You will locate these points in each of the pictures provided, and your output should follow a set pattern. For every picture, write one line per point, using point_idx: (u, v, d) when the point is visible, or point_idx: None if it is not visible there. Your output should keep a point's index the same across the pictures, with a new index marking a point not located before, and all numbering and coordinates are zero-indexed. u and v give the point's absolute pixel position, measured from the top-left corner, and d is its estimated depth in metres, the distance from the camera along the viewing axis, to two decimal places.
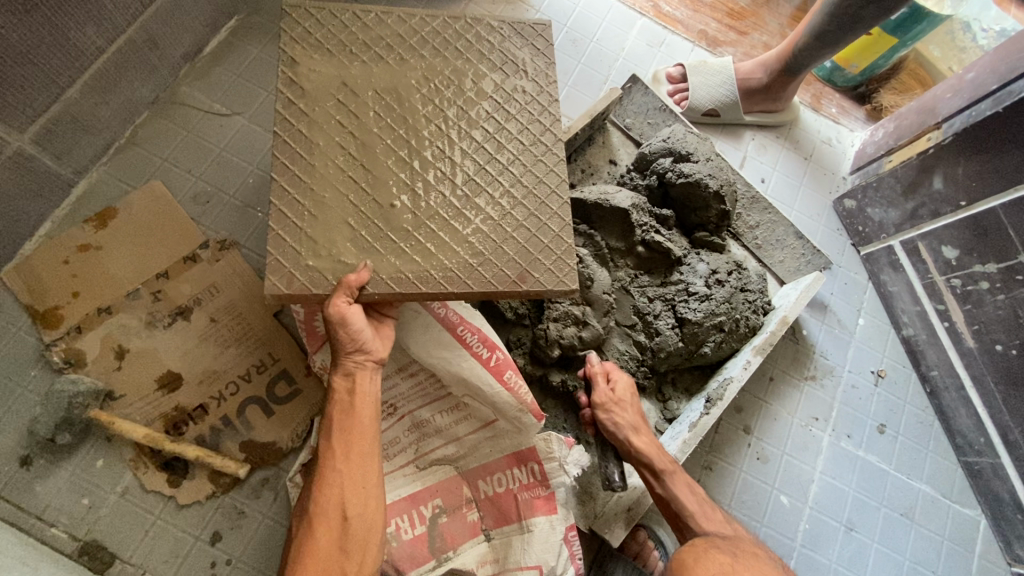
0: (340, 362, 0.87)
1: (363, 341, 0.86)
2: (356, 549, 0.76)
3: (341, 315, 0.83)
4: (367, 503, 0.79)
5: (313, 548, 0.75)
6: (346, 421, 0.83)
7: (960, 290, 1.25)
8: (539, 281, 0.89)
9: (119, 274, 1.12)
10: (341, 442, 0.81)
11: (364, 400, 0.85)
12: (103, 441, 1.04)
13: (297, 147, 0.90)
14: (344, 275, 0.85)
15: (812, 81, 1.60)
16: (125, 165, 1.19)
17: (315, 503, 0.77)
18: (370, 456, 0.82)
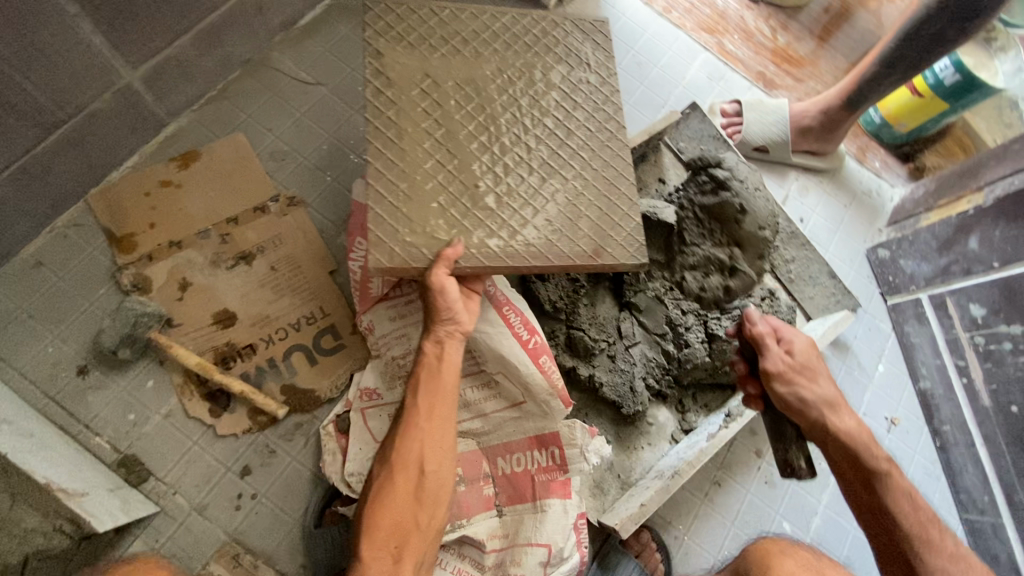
0: (431, 330, 0.94)
1: (456, 311, 0.94)
2: (429, 501, 0.86)
3: (440, 286, 0.90)
4: (442, 463, 0.88)
5: (391, 493, 0.84)
6: (432, 384, 0.91)
7: (982, 348, 1.28)
8: (613, 257, 0.98)
9: (193, 212, 1.19)
10: (426, 403, 0.89)
11: (449, 367, 0.93)
12: (157, 364, 1.10)
13: (389, 118, 0.98)
14: (439, 249, 0.92)
15: (859, 134, 1.67)
16: (213, 115, 1.27)
17: (398, 453, 0.86)
18: (448, 420, 0.90)
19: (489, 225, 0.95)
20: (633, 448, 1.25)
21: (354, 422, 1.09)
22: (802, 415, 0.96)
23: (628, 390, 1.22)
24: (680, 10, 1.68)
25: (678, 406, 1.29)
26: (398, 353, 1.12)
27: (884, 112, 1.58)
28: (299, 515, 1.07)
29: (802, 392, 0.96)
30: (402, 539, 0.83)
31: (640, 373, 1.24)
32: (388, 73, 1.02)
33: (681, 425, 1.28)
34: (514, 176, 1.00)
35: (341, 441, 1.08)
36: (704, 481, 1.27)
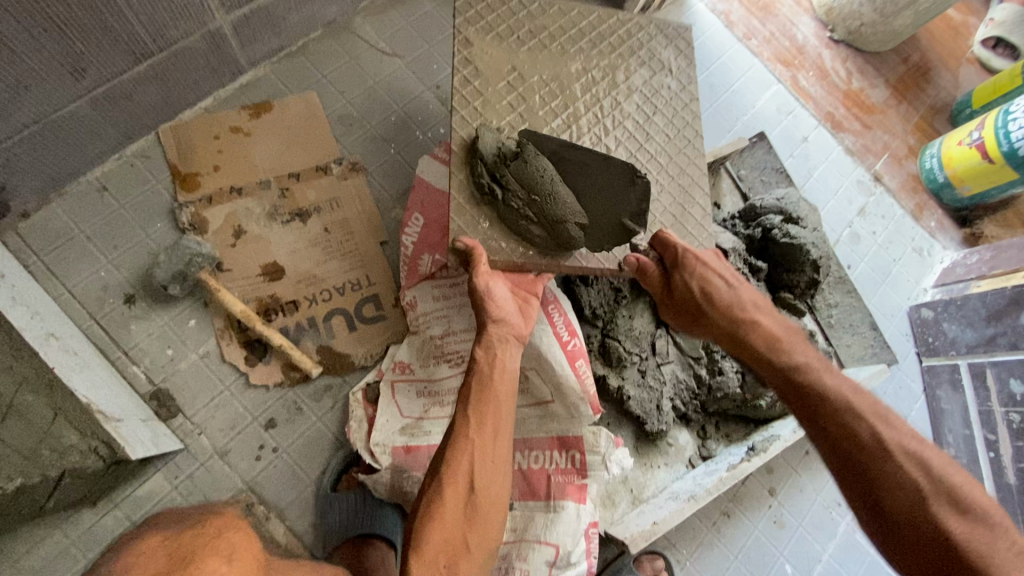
0: (485, 333, 0.87)
1: (505, 313, 0.90)
2: (481, 521, 0.73)
3: (486, 284, 0.89)
4: (496, 478, 0.75)
5: (438, 509, 0.71)
6: (483, 390, 0.80)
7: (1016, 426, 1.23)
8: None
9: (257, 162, 1.20)
10: (477, 410, 0.78)
11: (503, 373, 0.83)
12: (201, 304, 1.12)
13: (473, 102, 1.00)
14: (467, 249, 0.92)
15: (920, 190, 1.64)
16: (289, 70, 1.28)
17: (448, 464, 0.74)
18: (503, 431, 0.79)
19: (555, 239, 0.94)
20: (650, 465, 1.24)
21: (383, 393, 1.09)
22: (698, 318, 0.91)
23: (655, 407, 1.23)
24: (759, 38, 1.66)
25: (699, 431, 1.29)
26: (437, 333, 1.12)
27: (949, 172, 1.56)
28: (316, 476, 1.08)
29: (698, 282, 0.91)
30: (453, 561, 0.69)
31: (668, 393, 1.24)
32: (475, 59, 1.02)
33: (700, 452, 1.27)
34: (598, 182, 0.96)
35: (368, 410, 1.09)
36: (712, 509, 1.27)
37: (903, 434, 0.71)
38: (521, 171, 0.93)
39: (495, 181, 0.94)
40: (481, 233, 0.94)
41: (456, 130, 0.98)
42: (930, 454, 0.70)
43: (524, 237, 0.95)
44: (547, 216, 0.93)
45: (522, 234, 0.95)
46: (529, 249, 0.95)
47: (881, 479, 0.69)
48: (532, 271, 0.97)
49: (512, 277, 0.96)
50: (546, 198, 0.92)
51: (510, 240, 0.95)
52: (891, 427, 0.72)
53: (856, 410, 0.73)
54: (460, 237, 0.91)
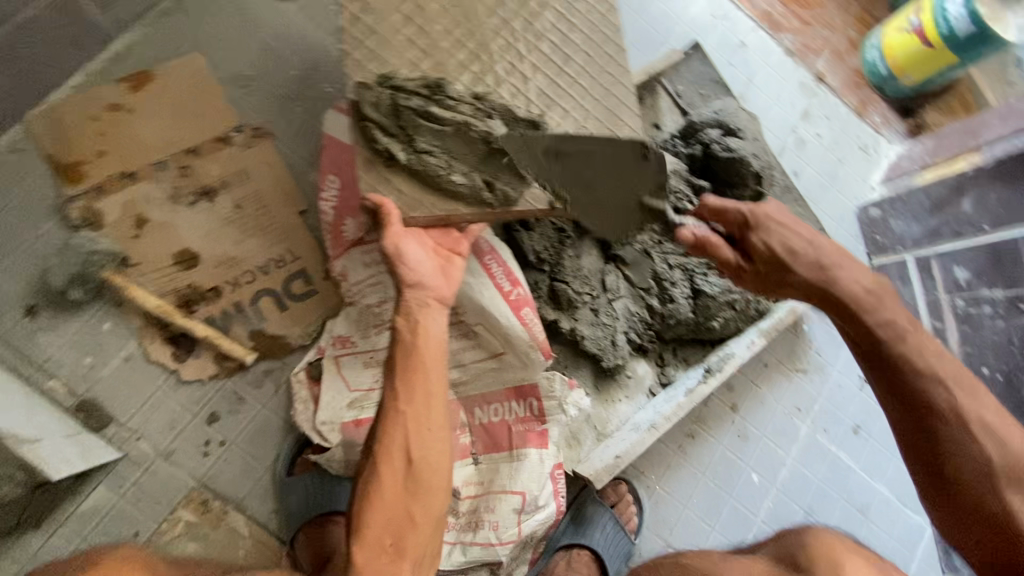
0: (403, 301, 0.82)
1: (422, 276, 0.84)
2: (423, 492, 0.72)
3: (396, 245, 0.83)
4: (434, 445, 0.73)
5: (376, 487, 0.70)
6: (408, 360, 0.77)
7: (962, 311, 1.27)
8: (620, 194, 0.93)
9: (147, 141, 1.09)
10: (402, 383, 0.74)
11: (428, 338, 0.79)
12: (113, 305, 1.03)
13: (366, 42, 0.89)
14: (379, 210, 0.84)
15: (862, 85, 1.59)
16: (165, 30, 1.14)
17: (380, 443, 0.72)
18: (435, 397, 0.75)
19: (482, 185, 0.88)
20: (611, 400, 1.25)
21: (327, 369, 1.05)
22: (789, 282, 0.85)
23: (610, 343, 1.21)
24: None
25: (658, 359, 1.28)
26: (375, 302, 1.06)
27: (890, 62, 1.50)
28: (269, 461, 1.05)
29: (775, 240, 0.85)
30: (399, 534, 0.70)
31: (622, 328, 1.22)
32: None
33: (660, 379, 1.27)
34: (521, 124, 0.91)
35: (313, 389, 1.05)
36: (678, 432, 1.28)
37: (984, 408, 0.76)
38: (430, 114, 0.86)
39: (403, 132, 0.85)
40: (394, 189, 0.86)
41: (350, 75, 0.87)
42: (987, 412, 0.76)
43: (444, 189, 0.86)
44: (471, 164, 0.87)
45: (443, 187, 0.86)
46: (448, 200, 0.87)
47: (948, 457, 0.75)
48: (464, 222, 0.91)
49: (434, 234, 0.90)
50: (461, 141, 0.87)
51: (428, 191, 0.87)
52: (973, 399, 0.77)
53: (928, 377, 0.77)
54: (370, 197, 0.84)
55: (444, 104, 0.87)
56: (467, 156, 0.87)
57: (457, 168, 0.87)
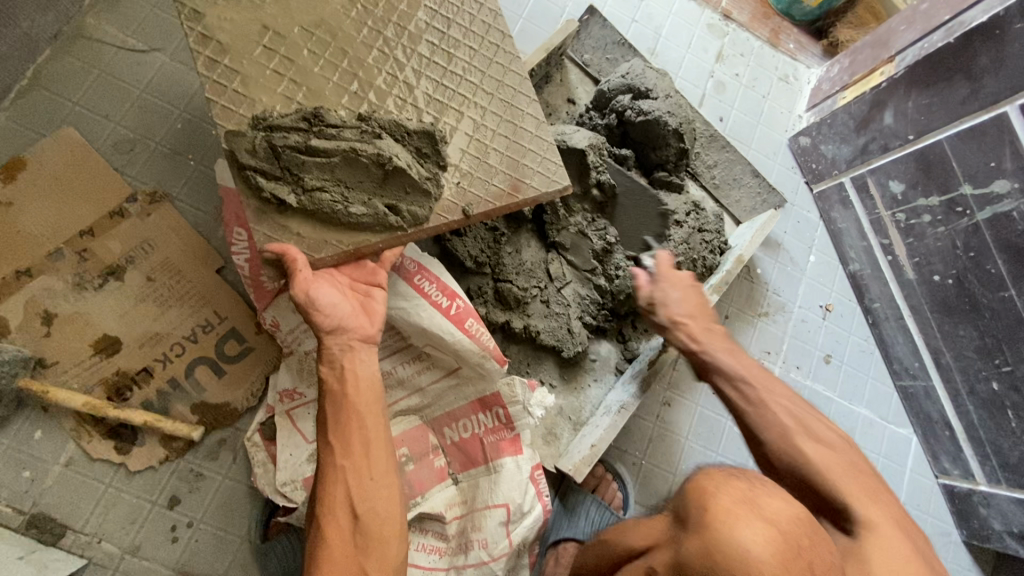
0: (324, 349, 0.78)
1: (339, 318, 0.80)
2: (375, 546, 0.67)
3: (306, 293, 0.78)
4: (381, 493, 0.70)
5: (323, 551, 0.66)
6: (340, 411, 0.73)
7: (904, 224, 1.28)
8: (535, 188, 0.91)
9: (36, 232, 1.02)
10: (337, 436, 0.71)
11: (358, 383, 0.75)
12: (40, 411, 0.98)
13: (231, 85, 0.83)
14: (281, 258, 0.79)
15: (771, 15, 1.56)
16: (30, 110, 1.06)
17: (322, 503, 0.68)
18: (375, 443, 0.72)
19: (386, 211, 0.83)
20: (580, 387, 1.23)
21: (281, 427, 1.01)
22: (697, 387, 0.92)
23: (566, 332, 1.19)
24: None
25: (618, 336, 1.27)
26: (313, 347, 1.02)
27: None
28: (243, 530, 1.01)
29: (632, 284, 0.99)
30: None
31: (575, 313, 1.20)
32: (216, 33, 0.85)
33: (624, 355, 1.26)
34: (416, 137, 0.87)
35: (271, 449, 1.01)
36: (653, 403, 1.27)
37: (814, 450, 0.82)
38: (312, 146, 0.81)
39: (290, 172, 0.81)
40: (293, 234, 0.81)
41: (219, 122, 0.82)
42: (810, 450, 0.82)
43: (346, 224, 0.82)
44: (369, 191, 0.83)
45: (345, 222, 0.82)
46: (353, 233, 0.83)
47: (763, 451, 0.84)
48: (382, 249, 0.86)
49: (348, 271, 0.85)
50: (353, 169, 0.82)
51: (331, 228, 0.82)
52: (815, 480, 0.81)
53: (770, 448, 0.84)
54: (265, 248, 0.79)
55: (327, 133, 0.82)
56: (362, 184, 0.83)
57: (355, 199, 0.82)
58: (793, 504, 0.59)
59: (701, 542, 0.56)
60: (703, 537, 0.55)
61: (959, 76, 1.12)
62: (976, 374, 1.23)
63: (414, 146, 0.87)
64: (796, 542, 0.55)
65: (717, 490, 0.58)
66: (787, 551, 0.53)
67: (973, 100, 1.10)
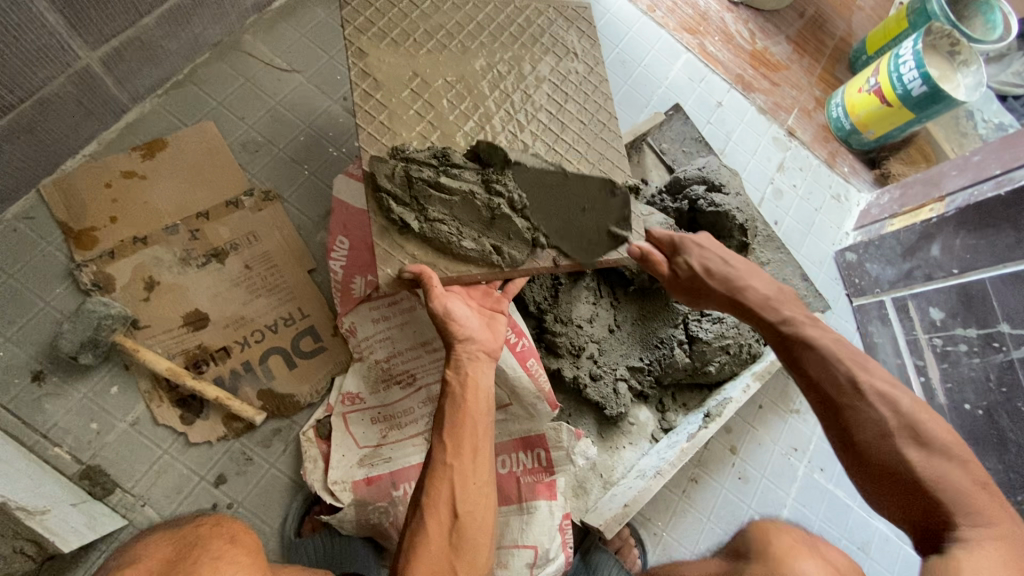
0: (454, 355, 0.87)
1: (471, 330, 0.88)
2: (467, 548, 0.74)
3: (444, 305, 0.87)
4: (479, 501, 0.77)
5: (422, 539, 0.73)
6: (456, 413, 0.81)
7: (939, 349, 1.35)
8: (617, 253, 0.99)
9: (159, 206, 1.12)
10: (453, 436, 0.79)
11: (477, 392, 0.84)
12: (122, 368, 1.04)
13: (379, 116, 0.95)
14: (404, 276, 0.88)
15: (830, 139, 1.72)
16: (180, 101, 1.19)
17: (428, 495, 0.75)
18: (482, 450, 0.80)
19: (491, 249, 0.93)
20: (615, 447, 1.27)
21: (336, 427, 1.06)
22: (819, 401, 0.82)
23: (612, 392, 1.24)
24: (663, 9, 1.69)
25: (658, 405, 1.32)
26: (382, 357, 1.10)
27: (854, 119, 1.64)
28: (277, 523, 1.03)
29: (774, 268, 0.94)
30: None
31: (622, 376, 1.26)
32: (374, 71, 0.98)
33: (661, 425, 1.31)
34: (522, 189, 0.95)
35: (323, 447, 1.05)
36: (681, 477, 1.30)
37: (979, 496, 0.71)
38: (439, 181, 0.91)
39: (416, 201, 0.91)
40: (408, 254, 0.90)
41: (365, 146, 0.93)
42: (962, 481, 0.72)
43: (455, 254, 0.91)
44: (480, 230, 0.93)
45: (455, 252, 0.91)
46: (457, 264, 0.92)
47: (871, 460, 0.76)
48: (480, 282, 0.95)
49: (477, 296, 0.95)
50: (469, 209, 0.92)
51: (440, 255, 0.91)
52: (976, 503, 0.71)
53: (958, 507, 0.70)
54: (398, 270, 0.88)
55: (453, 172, 0.93)
56: (475, 222, 0.93)
57: (467, 234, 0.92)
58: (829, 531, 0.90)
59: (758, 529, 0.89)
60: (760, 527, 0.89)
61: (1007, 226, 1.22)
62: None
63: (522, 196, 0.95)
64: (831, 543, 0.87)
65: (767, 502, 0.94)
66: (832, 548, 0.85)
67: (1018, 248, 1.19)
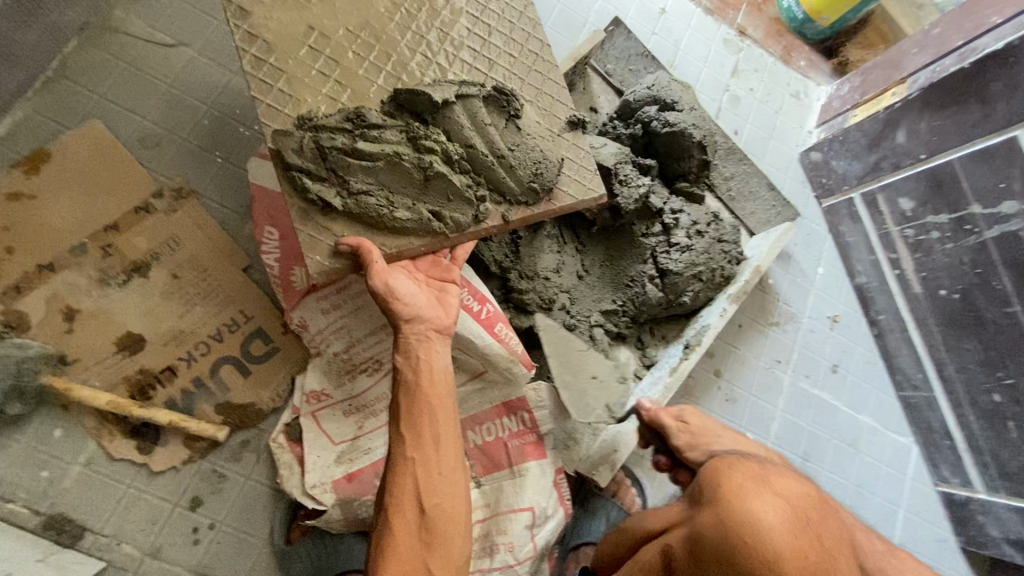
0: (401, 338, 0.80)
1: (417, 307, 0.81)
2: (439, 542, 0.70)
3: (385, 282, 0.79)
4: (447, 491, 0.73)
5: (390, 541, 0.69)
6: (413, 402, 0.76)
7: (912, 240, 1.32)
8: (571, 196, 0.92)
9: (58, 226, 0.99)
10: (410, 429, 0.74)
11: (432, 376, 0.78)
12: (61, 409, 0.96)
13: (277, 85, 0.83)
14: (347, 257, 0.81)
15: (784, 33, 1.61)
16: (54, 101, 1.04)
17: (391, 494, 0.71)
18: (445, 439, 0.75)
19: (430, 216, 0.84)
20: None
21: (306, 428, 1.00)
22: None
23: (589, 339, 1.20)
24: None
25: (637, 343, 1.29)
26: (341, 348, 1.03)
27: (806, 6, 1.53)
28: (265, 532, 1.00)
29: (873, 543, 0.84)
30: None
31: (597, 321, 1.21)
32: (261, 32, 0.85)
33: (643, 361, 1.27)
34: (454, 143, 0.85)
35: (296, 450, 1.00)
36: None
37: None
38: (358, 147, 0.80)
39: (335, 174, 0.81)
40: (336, 236, 0.81)
41: (266, 122, 0.81)
42: None
43: (391, 228, 0.82)
44: (414, 197, 0.83)
45: (390, 226, 0.82)
46: (395, 236, 0.83)
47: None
48: (426, 252, 0.86)
49: (422, 266, 0.87)
50: (398, 173, 0.82)
51: (373, 230, 0.82)
52: None
53: None
54: (341, 234, 0.80)
55: (371, 134, 0.82)
56: (406, 188, 0.83)
57: (399, 203, 0.83)
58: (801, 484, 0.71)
59: (715, 517, 0.69)
60: (715, 512, 0.69)
61: (972, 100, 1.16)
62: (979, 387, 1.26)
63: (456, 148, 0.85)
64: (807, 513, 0.67)
65: (729, 471, 0.73)
66: (800, 522, 0.66)
67: (985, 123, 1.14)
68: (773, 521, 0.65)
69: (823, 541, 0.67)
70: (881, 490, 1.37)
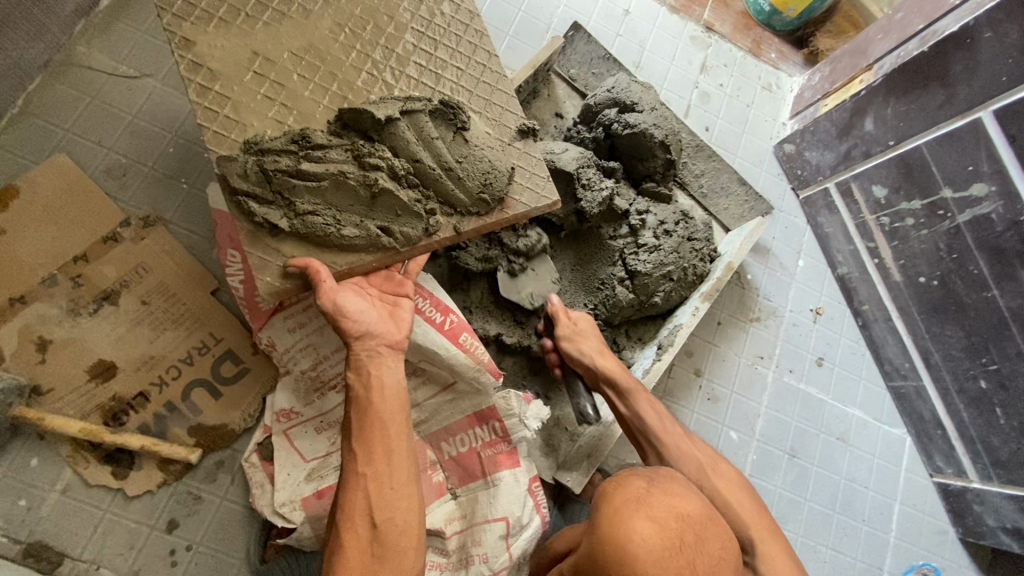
0: (352, 355, 0.82)
1: (368, 324, 0.83)
2: (391, 555, 0.70)
3: (334, 301, 0.80)
4: (400, 503, 0.73)
5: (341, 556, 0.69)
6: (364, 417, 0.77)
7: (888, 227, 1.30)
8: (522, 203, 0.92)
9: (28, 259, 1.01)
10: (361, 443, 0.75)
11: (383, 390, 0.79)
12: (37, 438, 0.98)
13: (223, 111, 0.85)
14: (297, 277, 0.82)
15: (752, 26, 1.60)
16: (23, 138, 1.07)
17: (343, 509, 0.72)
18: (397, 452, 0.76)
19: (378, 232, 0.85)
20: None
21: (278, 447, 1.01)
22: None
23: None
24: None
25: (613, 345, 1.28)
26: (309, 366, 1.04)
27: None
28: (242, 552, 1.01)
29: None
30: None
31: None
32: (206, 60, 0.86)
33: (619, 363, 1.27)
34: (400, 158, 0.86)
35: (268, 469, 1.01)
36: None
37: None
38: (302, 168, 0.82)
39: (282, 196, 0.82)
40: (285, 256, 0.82)
41: (214, 148, 0.83)
42: None
43: (340, 245, 0.84)
44: (362, 214, 0.84)
45: (339, 243, 0.83)
46: (345, 253, 0.84)
47: None
48: (380, 267, 0.88)
49: (376, 281, 0.89)
50: (343, 191, 0.83)
51: (323, 248, 0.84)
52: None
53: None
54: (290, 256, 0.82)
55: (316, 155, 0.83)
56: (354, 206, 0.84)
57: (347, 220, 0.84)
58: (686, 502, 0.66)
59: (596, 543, 0.66)
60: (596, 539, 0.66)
61: (935, 84, 1.16)
62: (964, 373, 1.23)
63: (402, 163, 0.85)
64: (680, 538, 0.62)
65: (618, 491, 0.68)
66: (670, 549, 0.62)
67: (949, 106, 1.14)
68: (646, 550, 0.61)
69: (699, 565, 0.63)
70: (873, 483, 1.35)
